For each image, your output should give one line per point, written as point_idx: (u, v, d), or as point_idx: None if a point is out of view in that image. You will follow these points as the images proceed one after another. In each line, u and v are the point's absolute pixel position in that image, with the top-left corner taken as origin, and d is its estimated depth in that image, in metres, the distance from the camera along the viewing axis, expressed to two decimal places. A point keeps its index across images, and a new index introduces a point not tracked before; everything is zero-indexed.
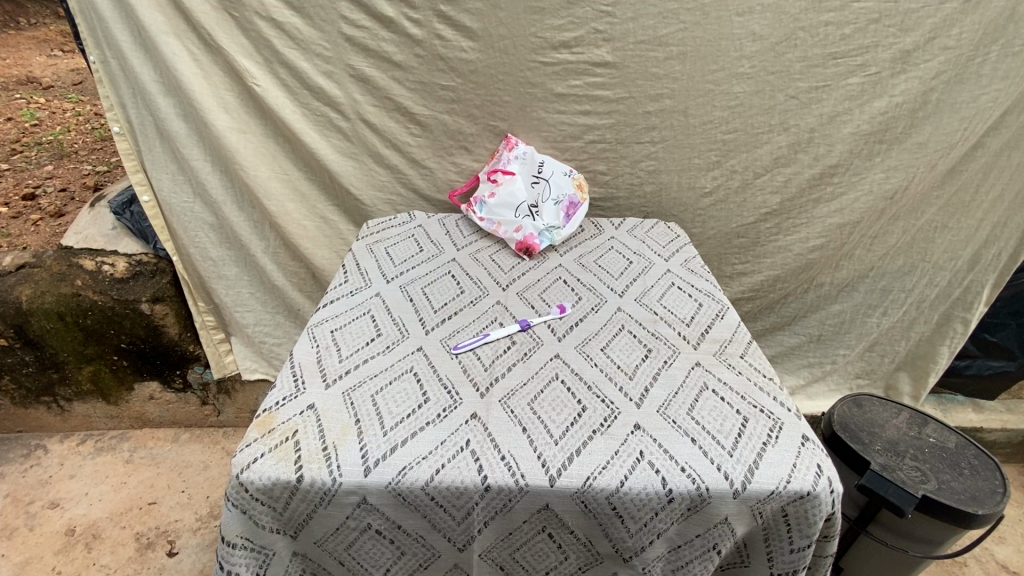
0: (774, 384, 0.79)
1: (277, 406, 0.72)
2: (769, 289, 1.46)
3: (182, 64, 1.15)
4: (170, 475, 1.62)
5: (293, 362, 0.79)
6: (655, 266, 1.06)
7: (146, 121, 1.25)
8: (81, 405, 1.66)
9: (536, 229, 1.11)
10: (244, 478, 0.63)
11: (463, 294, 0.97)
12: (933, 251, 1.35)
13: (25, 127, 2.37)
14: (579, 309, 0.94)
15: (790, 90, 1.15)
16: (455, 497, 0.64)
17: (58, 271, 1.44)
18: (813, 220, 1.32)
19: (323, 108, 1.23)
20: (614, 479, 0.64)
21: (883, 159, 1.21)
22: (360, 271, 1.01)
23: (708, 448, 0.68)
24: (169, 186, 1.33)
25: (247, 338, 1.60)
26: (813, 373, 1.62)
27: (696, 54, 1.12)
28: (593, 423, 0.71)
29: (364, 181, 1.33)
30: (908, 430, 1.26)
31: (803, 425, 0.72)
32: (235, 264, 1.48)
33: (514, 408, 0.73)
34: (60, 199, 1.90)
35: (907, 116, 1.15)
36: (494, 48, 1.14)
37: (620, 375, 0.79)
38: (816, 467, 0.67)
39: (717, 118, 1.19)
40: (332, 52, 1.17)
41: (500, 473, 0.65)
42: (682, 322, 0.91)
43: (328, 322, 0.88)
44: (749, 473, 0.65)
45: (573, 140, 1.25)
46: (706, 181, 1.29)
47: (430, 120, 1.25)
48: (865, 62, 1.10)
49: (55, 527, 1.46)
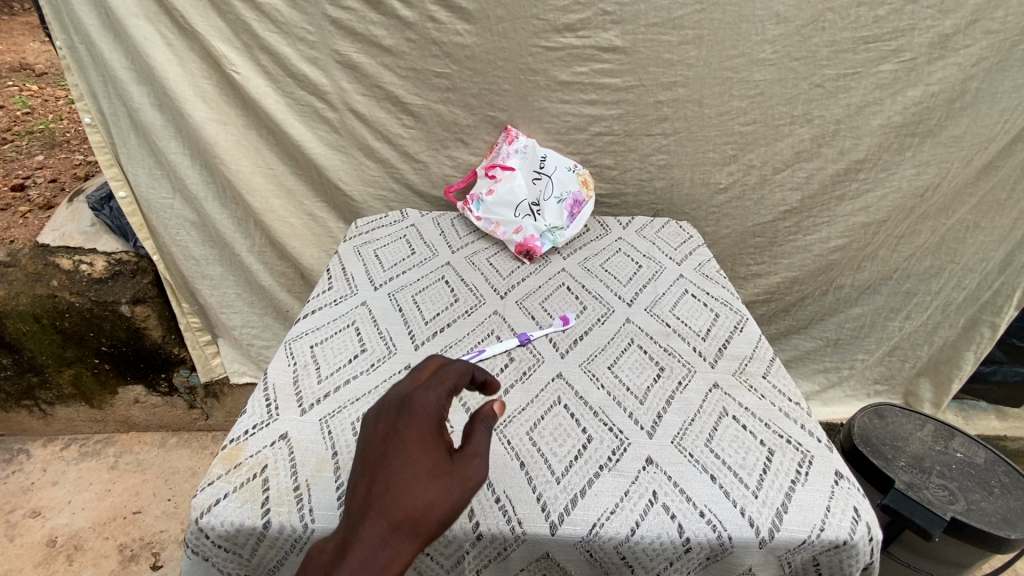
0: (801, 410, 0.70)
1: (246, 436, 0.64)
2: (786, 292, 1.37)
3: (153, 48, 1.06)
4: (155, 482, 1.55)
5: (267, 384, 0.72)
6: (666, 270, 0.98)
7: (118, 111, 1.16)
8: (64, 408, 1.59)
9: (537, 229, 1.02)
10: (204, 524, 0.56)
11: (458, 303, 0.89)
12: (963, 252, 1.26)
13: (16, 116, 2.29)
14: (583, 320, 0.86)
15: (815, 78, 1.05)
16: (443, 545, 0.57)
17: (33, 271, 1.36)
18: (835, 219, 1.23)
19: (308, 97, 1.14)
20: (624, 526, 0.57)
21: (914, 154, 1.11)
22: (346, 276, 0.93)
23: (730, 487, 0.60)
24: (146, 181, 1.25)
25: (234, 340, 1.53)
26: (829, 378, 1.54)
27: (713, 39, 1.02)
28: (600, 457, 0.63)
29: (354, 176, 1.25)
30: (933, 444, 1.18)
31: (836, 460, 0.64)
32: (220, 264, 1.40)
33: (511, 438, 0.65)
34: (49, 190, 1.83)
35: (943, 107, 1.05)
36: (492, 31, 1.05)
37: (629, 399, 0.71)
38: (852, 511, 0.59)
39: (735, 109, 1.10)
40: (317, 36, 1.08)
41: (493, 519, 0.57)
42: (697, 336, 0.82)
43: (308, 336, 0.80)
44: (776, 520, 0.57)
45: (578, 132, 1.16)
46: (720, 176, 1.19)
47: (424, 110, 1.16)
48: (899, 47, 1.00)
49: (35, 538, 1.40)
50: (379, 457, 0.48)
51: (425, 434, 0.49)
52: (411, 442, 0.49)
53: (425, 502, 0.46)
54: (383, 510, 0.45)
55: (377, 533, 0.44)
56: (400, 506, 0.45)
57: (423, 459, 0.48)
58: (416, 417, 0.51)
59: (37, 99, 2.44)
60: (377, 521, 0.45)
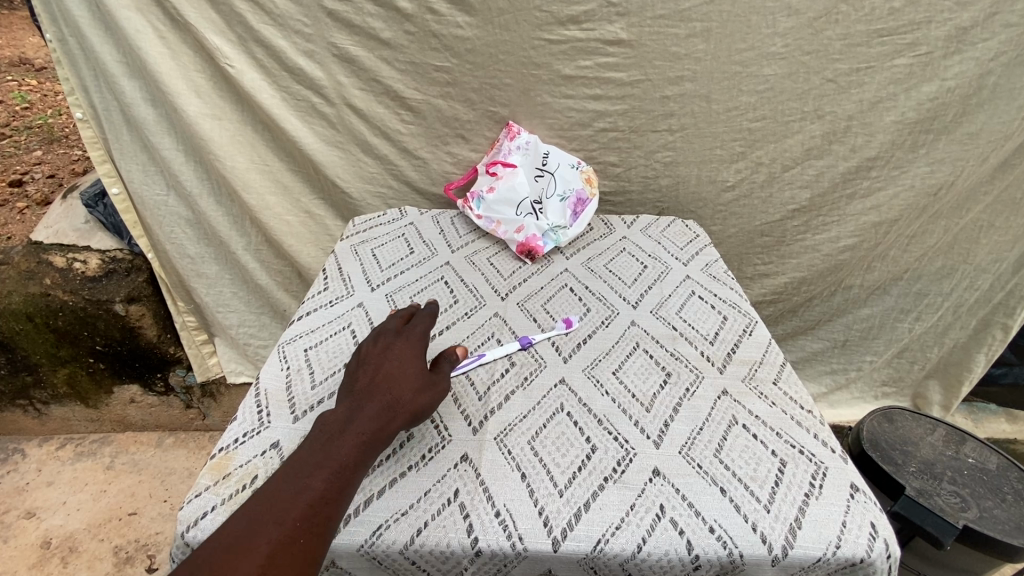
0: (814, 418, 0.68)
1: (236, 445, 0.62)
2: (794, 292, 1.34)
3: (144, 41, 1.03)
4: (152, 483, 1.53)
5: (259, 390, 0.69)
6: (673, 271, 0.95)
7: (110, 106, 1.13)
8: (59, 408, 1.57)
9: (539, 228, 0.99)
10: (190, 538, 0.54)
11: (457, 304, 0.86)
12: (976, 252, 1.23)
13: (15, 111, 2.26)
14: (587, 323, 0.83)
15: (827, 72, 1.02)
16: (440, 562, 0.54)
17: (26, 269, 1.34)
18: (845, 218, 1.19)
19: (305, 91, 1.11)
20: (630, 542, 0.54)
21: (928, 151, 1.08)
22: (342, 276, 0.90)
23: (741, 501, 0.57)
24: (140, 177, 1.22)
25: (230, 339, 1.50)
26: (836, 380, 1.51)
27: (722, 31, 0.99)
28: (604, 468, 0.61)
29: (351, 173, 1.22)
30: (945, 449, 1.15)
31: (851, 471, 0.61)
32: (216, 262, 1.37)
33: (512, 448, 0.63)
34: (48, 185, 1.81)
35: (959, 102, 1.02)
36: (493, 23, 1.02)
37: (635, 406, 0.69)
38: (869, 527, 0.56)
39: (744, 104, 1.07)
40: (313, 28, 1.05)
41: (493, 535, 0.54)
42: (705, 340, 0.79)
43: (302, 339, 0.77)
44: (790, 536, 0.55)
45: (581, 128, 1.12)
46: (728, 174, 1.16)
47: (424, 105, 1.13)
48: (914, 41, 0.97)
49: (29, 540, 1.38)
50: (378, 361, 0.65)
51: (414, 348, 0.67)
52: (403, 352, 0.66)
53: (415, 388, 0.62)
54: (388, 385, 0.61)
55: (382, 399, 0.60)
56: (399, 385, 0.62)
57: (414, 362, 0.65)
58: (406, 338, 0.69)
59: (36, 94, 2.41)
60: (383, 391, 0.61)
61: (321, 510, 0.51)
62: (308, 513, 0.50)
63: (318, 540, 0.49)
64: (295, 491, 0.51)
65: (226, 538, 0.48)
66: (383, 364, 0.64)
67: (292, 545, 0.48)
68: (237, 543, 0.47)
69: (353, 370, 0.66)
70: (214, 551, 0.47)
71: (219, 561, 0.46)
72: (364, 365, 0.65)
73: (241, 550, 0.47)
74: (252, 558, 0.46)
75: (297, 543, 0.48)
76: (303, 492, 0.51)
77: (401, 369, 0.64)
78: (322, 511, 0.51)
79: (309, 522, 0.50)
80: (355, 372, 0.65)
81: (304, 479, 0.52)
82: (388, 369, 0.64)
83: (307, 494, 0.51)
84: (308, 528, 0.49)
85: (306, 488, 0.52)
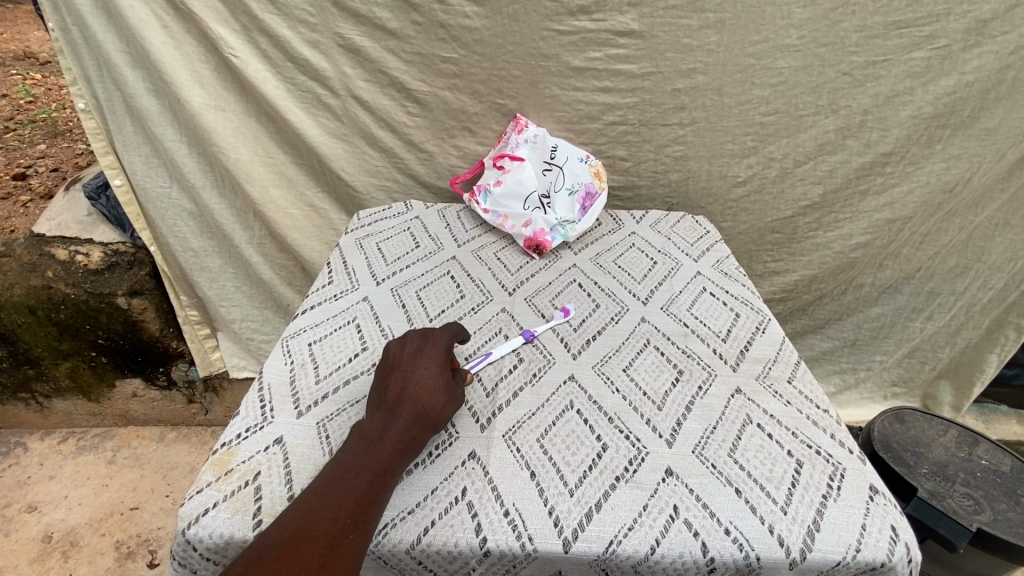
0: (830, 418, 0.66)
1: (239, 440, 0.61)
2: (804, 290, 1.33)
3: (148, 31, 1.02)
4: (153, 477, 1.52)
5: (263, 383, 0.68)
6: (683, 267, 0.93)
7: (113, 96, 1.12)
8: (61, 402, 1.57)
9: (547, 224, 0.97)
10: (191, 536, 0.52)
11: (463, 300, 0.84)
12: (990, 250, 1.21)
13: (19, 104, 2.25)
14: (596, 319, 0.81)
15: (842, 65, 1.00)
16: (447, 562, 0.53)
17: (27, 262, 1.32)
18: (858, 215, 1.17)
19: (310, 83, 1.10)
20: (643, 543, 0.52)
21: (944, 147, 1.06)
22: (347, 271, 0.89)
23: (757, 502, 0.56)
24: (143, 169, 1.21)
25: (233, 334, 1.49)
26: (845, 380, 1.49)
27: (735, 23, 0.97)
28: (615, 468, 0.59)
29: (356, 166, 1.20)
30: (957, 450, 1.13)
31: (869, 473, 0.60)
32: (219, 255, 1.36)
33: (520, 445, 0.61)
34: (51, 179, 1.80)
35: (977, 97, 1.00)
36: (501, 13, 1.00)
37: (647, 405, 0.67)
38: (890, 530, 0.54)
39: (757, 98, 1.05)
40: (318, 18, 1.03)
41: (501, 535, 0.53)
42: (717, 337, 0.78)
43: (305, 334, 0.76)
44: (809, 539, 0.53)
45: (590, 122, 1.11)
46: (739, 169, 1.14)
47: (430, 98, 1.11)
48: (933, 33, 0.95)
49: (30, 534, 1.37)
50: (408, 369, 0.62)
51: (443, 355, 0.65)
52: (432, 360, 0.64)
53: (446, 399, 0.61)
54: (422, 393, 0.59)
55: (414, 409, 0.58)
56: (429, 395, 0.60)
57: (443, 373, 0.63)
58: (431, 344, 0.66)
59: (40, 88, 2.40)
60: (416, 400, 0.59)
61: (367, 509, 0.50)
62: (356, 511, 0.50)
63: (365, 536, 0.49)
64: (343, 488, 0.51)
65: (284, 528, 0.47)
66: (413, 371, 0.62)
67: (342, 539, 0.48)
68: (295, 534, 0.47)
69: (381, 378, 0.63)
70: (274, 541, 0.47)
71: (283, 550, 0.46)
72: (392, 373, 0.62)
73: (299, 542, 0.46)
74: (311, 548, 0.46)
75: (347, 539, 0.48)
76: (350, 490, 0.51)
77: (432, 378, 0.61)
78: (367, 511, 0.50)
79: (359, 520, 0.49)
80: (385, 379, 0.62)
81: (348, 479, 0.52)
82: (419, 377, 0.61)
83: (354, 492, 0.51)
84: (357, 525, 0.49)
85: (352, 489, 0.51)
